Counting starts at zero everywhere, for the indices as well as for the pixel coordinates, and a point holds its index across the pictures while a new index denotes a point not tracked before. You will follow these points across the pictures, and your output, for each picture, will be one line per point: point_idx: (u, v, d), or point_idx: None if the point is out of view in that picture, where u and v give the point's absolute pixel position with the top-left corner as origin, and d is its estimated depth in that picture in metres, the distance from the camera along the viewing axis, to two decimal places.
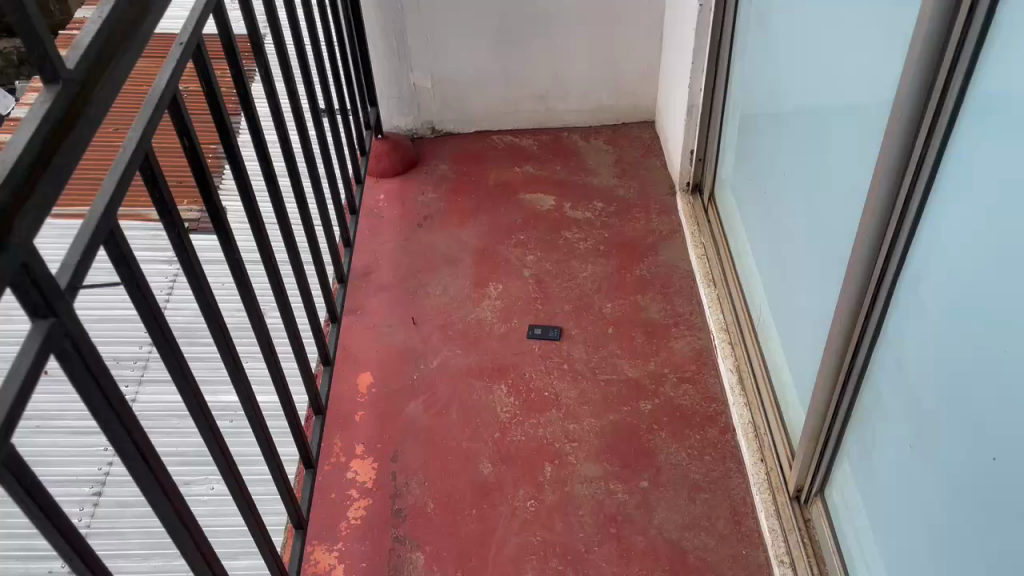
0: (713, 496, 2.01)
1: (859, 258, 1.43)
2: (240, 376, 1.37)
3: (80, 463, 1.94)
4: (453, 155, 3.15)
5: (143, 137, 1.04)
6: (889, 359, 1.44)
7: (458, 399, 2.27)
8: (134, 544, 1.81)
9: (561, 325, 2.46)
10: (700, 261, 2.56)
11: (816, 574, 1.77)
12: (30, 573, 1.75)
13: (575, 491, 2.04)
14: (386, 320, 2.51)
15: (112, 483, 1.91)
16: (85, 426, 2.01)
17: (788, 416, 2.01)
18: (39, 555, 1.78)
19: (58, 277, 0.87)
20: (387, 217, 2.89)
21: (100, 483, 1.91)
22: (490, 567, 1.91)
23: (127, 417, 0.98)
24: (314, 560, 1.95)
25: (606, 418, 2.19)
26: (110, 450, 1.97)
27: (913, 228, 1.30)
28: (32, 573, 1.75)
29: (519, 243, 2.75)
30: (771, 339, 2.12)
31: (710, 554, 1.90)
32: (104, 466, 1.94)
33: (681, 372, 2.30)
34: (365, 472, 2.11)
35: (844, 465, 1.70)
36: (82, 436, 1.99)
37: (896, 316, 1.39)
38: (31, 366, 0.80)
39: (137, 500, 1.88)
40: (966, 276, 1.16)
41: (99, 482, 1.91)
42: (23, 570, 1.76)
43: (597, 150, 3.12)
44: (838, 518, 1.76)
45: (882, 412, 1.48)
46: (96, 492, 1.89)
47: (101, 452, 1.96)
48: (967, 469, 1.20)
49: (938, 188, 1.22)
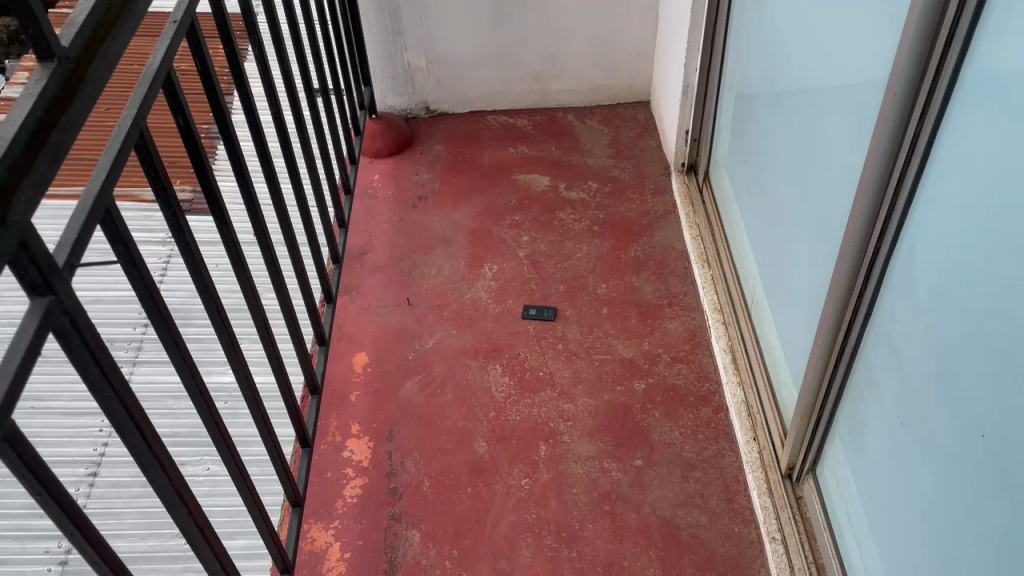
0: (706, 474, 2.03)
1: (853, 238, 1.44)
2: (238, 356, 1.37)
3: (75, 444, 1.94)
4: (447, 135, 3.14)
5: (138, 116, 1.03)
6: (880, 338, 1.46)
7: (453, 379, 2.28)
8: (129, 525, 1.82)
9: (556, 305, 2.47)
10: (694, 241, 2.57)
11: (807, 550, 1.80)
12: (27, 552, 1.76)
13: (569, 470, 2.06)
14: (381, 300, 2.51)
15: (108, 464, 1.91)
16: (80, 407, 2.01)
17: (781, 395, 2.03)
18: (36, 535, 1.79)
19: (56, 255, 0.87)
20: (382, 197, 2.88)
21: (96, 463, 1.91)
22: (485, 544, 1.93)
23: (126, 394, 0.99)
24: (311, 538, 1.97)
25: (600, 398, 2.21)
26: (105, 431, 1.97)
27: (906, 207, 1.31)
28: (29, 553, 1.76)
29: (514, 224, 2.75)
30: (765, 319, 2.14)
31: (702, 531, 1.92)
32: (100, 447, 1.94)
33: (675, 352, 2.31)
34: (361, 451, 2.13)
35: (836, 443, 1.72)
36: (76, 417, 1.99)
37: (889, 295, 1.40)
38: (31, 342, 0.80)
39: (133, 480, 1.89)
40: (958, 255, 1.17)
41: (95, 462, 1.91)
42: (20, 550, 1.76)
43: (592, 130, 3.11)
44: (829, 495, 1.78)
45: (873, 390, 1.50)
46: (92, 472, 1.90)
47: (96, 433, 1.97)
48: (956, 445, 1.22)
49: (931, 168, 1.23)
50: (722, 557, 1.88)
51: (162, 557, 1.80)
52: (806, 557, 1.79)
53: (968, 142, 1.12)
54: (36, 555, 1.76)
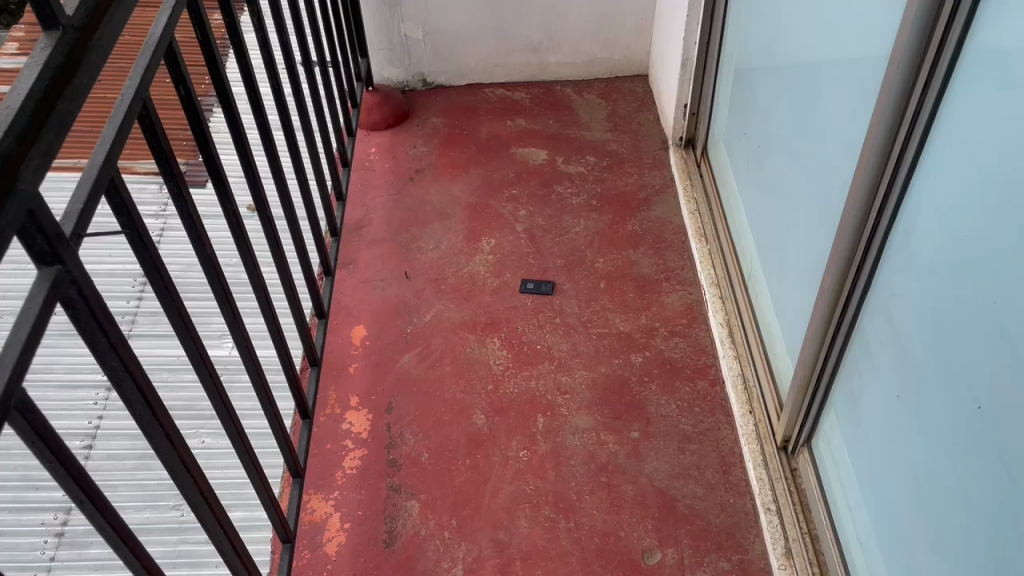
0: (702, 446, 2.05)
1: (853, 210, 1.45)
2: (240, 327, 1.38)
3: (70, 417, 1.95)
4: (444, 108, 3.12)
5: (140, 87, 1.02)
6: (878, 311, 1.47)
7: (451, 353, 2.29)
8: (125, 496, 1.84)
9: (554, 280, 2.47)
10: (692, 215, 2.57)
11: (801, 520, 1.82)
12: (23, 524, 1.77)
13: (567, 442, 2.08)
14: (379, 274, 2.52)
15: (103, 437, 1.92)
16: (75, 380, 2.01)
17: (777, 367, 2.05)
18: (33, 507, 1.80)
19: (62, 225, 0.86)
20: (379, 170, 2.87)
21: (91, 436, 1.92)
22: (483, 514, 1.95)
23: (132, 363, 0.99)
24: (312, 508, 1.99)
25: (597, 371, 2.23)
26: (99, 403, 1.98)
27: (907, 180, 1.31)
28: (25, 525, 1.77)
29: (512, 198, 2.75)
30: (761, 293, 2.15)
31: (698, 502, 1.95)
32: (94, 419, 1.95)
33: (672, 326, 2.32)
34: (360, 423, 2.14)
35: (831, 416, 1.74)
36: (71, 390, 2.00)
37: (887, 269, 1.41)
38: (40, 311, 0.81)
39: (129, 453, 1.90)
40: (958, 229, 1.17)
41: (90, 435, 1.92)
42: (16, 522, 1.77)
43: (590, 103, 3.10)
44: (823, 466, 1.80)
45: (869, 363, 1.52)
46: (87, 444, 1.91)
47: (91, 406, 1.97)
48: (952, 416, 1.23)
49: (932, 143, 1.23)
50: (718, 528, 1.90)
51: (158, 528, 1.81)
52: (800, 527, 1.81)
53: (969, 118, 1.12)
54: (32, 526, 1.77)
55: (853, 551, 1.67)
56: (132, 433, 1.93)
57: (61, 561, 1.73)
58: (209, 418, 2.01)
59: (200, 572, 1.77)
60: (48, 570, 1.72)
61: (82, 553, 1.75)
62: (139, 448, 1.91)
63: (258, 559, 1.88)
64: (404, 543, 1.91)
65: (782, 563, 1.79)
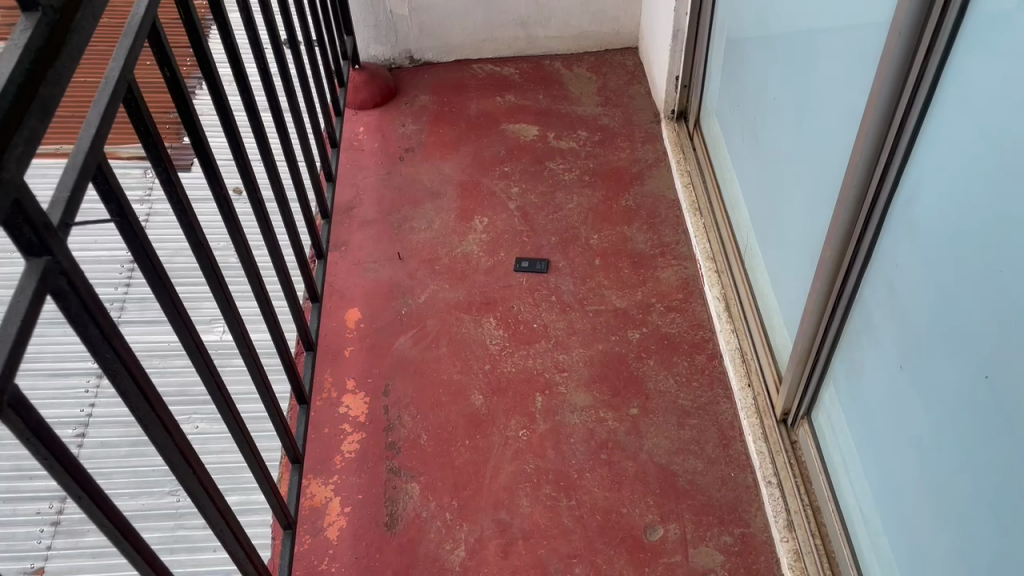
0: (701, 421, 2.05)
1: (853, 181, 1.43)
2: (235, 315, 1.35)
3: (61, 406, 1.92)
4: (432, 85, 3.08)
5: (124, 68, 0.99)
6: (880, 282, 1.46)
7: (448, 333, 2.27)
8: (120, 484, 1.82)
9: (548, 257, 2.45)
10: (685, 189, 2.55)
11: (802, 494, 1.82)
12: (18, 515, 1.75)
13: (566, 420, 2.06)
14: (371, 256, 2.49)
15: (96, 424, 1.90)
16: (63, 369, 1.97)
17: (775, 340, 2.04)
18: (27, 496, 1.77)
19: (49, 213, 0.84)
20: (367, 150, 2.83)
21: (83, 424, 1.90)
22: (484, 494, 1.95)
23: (125, 351, 0.96)
24: (311, 493, 1.97)
25: (594, 348, 2.21)
26: (91, 390, 1.95)
27: (909, 150, 1.29)
28: (20, 515, 1.75)
29: (504, 175, 2.72)
30: (758, 266, 2.14)
31: (698, 476, 1.95)
32: (86, 408, 1.92)
33: (669, 302, 2.31)
34: (357, 407, 2.12)
35: (832, 388, 1.74)
36: (62, 378, 1.96)
37: (888, 238, 1.40)
38: (29, 306, 0.78)
39: (121, 440, 1.88)
40: (962, 198, 1.15)
41: (82, 423, 1.90)
42: (11, 512, 1.75)
43: (580, 77, 3.06)
44: (824, 439, 1.80)
45: (872, 333, 1.51)
46: (79, 433, 1.88)
47: (82, 394, 1.94)
48: (957, 387, 1.22)
49: (935, 111, 1.21)
50: (719, 502, 1.90)
51: (155, 515, 1.82)
52: (802, 499, 1.81)
53: (972, 87, 1.10)
54: (27, 516, 1.75)
55: (855, 522, 1.67)
56: (124, 421, 1.91)
57: (57, 550, 1.72)
58: (202, 404, 1.99)
59: (197, 557, 1.79)
60: (46, 559, 1.71)
61: (79, 542, 1.74)
62: (132, 435, 1.89)
63: (259, 543, 1.89)
64: (404, 527, 1.90)
65: (784, 535, 1.79)
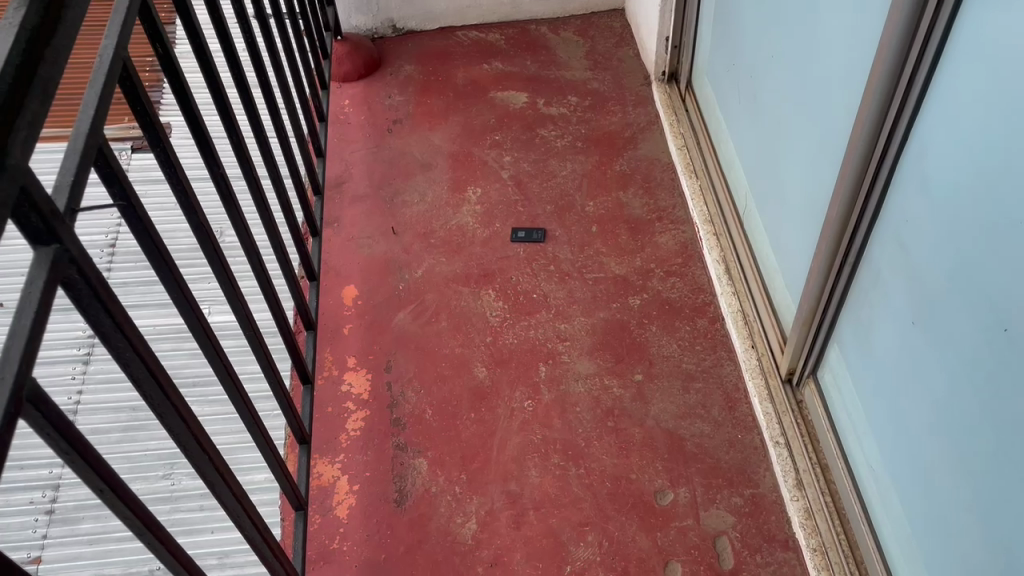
0: (706, 384, 2.05)
1: (860, 140, 1.42)
2: (240, 298, 1.32)
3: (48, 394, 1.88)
4: (416, 54, 3.02)
5: (118, 47, 0.96)
6: (889, 239, 1.45)
7: (447, 306, 2.25)
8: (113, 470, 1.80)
9: (545, 226, 2.42)
10: (680, 151, 2.52)
11: (811, 454, 1.83)
12: (12, 505, 1.72)
13: (571, 389, 2.06)
14: (364, 231, 2.45)
15: (85, 411, 1.86)
16: (48, 356, 1.94)
17: (777, 301, 2.04)
18: (19, 486, 1.74)
19: (54, 200, 0.81)
20: (355, 123, 2.78)
21: (72, 411, 1.86)
22: (492, 466, 1.93)
23: (139, 341, 0.94)
24: (318, 472, 1.96)
25: (596, 316, 2.20)
26: (78, 377, 1.91)
27: (918, 105, 1.28)
28: (14, 505, 1.72)
29: (495, 143, 2.68)
30: (757, 227, 2.13)
31: (706, 440, 1.95)
32: (74, 395, 1.89)
33: (668, 267, 2.30)
34: (360, 384, 2.10)
35: (838, 347, 1.74)
36: (48, 365, 1.92)
37: (898, 195, 1.39)
38: (43, 296, 0.76)
39: (112, 425, 1.85)
40: (977, 151, 1.14)
41: (71, 410, 1.86)
42: (4, 503, 1.73)
43: (567, 42, 3.01)
44: (831, 397, 1.81)
45: (881, 290, 1.50)
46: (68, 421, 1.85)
47: (69, 381, 1.91)
48: (974, 341, 1.22)
49: (946, 65, 1.19)
50: (727, 464, 1.90)
51: (150, 498, 1.79)
52: (810, 458, 1.82)
53: (984, 37, 1.08)
54: (21, 505, 1.73)
55: (866, 478, 1.68)
56: (114, 405, 1.88)
57: (53, 538, 1.70)
58: (192, 386, 1.96)
59: (196, 539, 1.76)
60: (42, 548, 1.69)
61: (75, 529, 1.71)
62: (122, 420, 1.86)
63: (269, 520, 1.83)
64: (414, 502, 1.89)
65: (794, 494, 1.80)
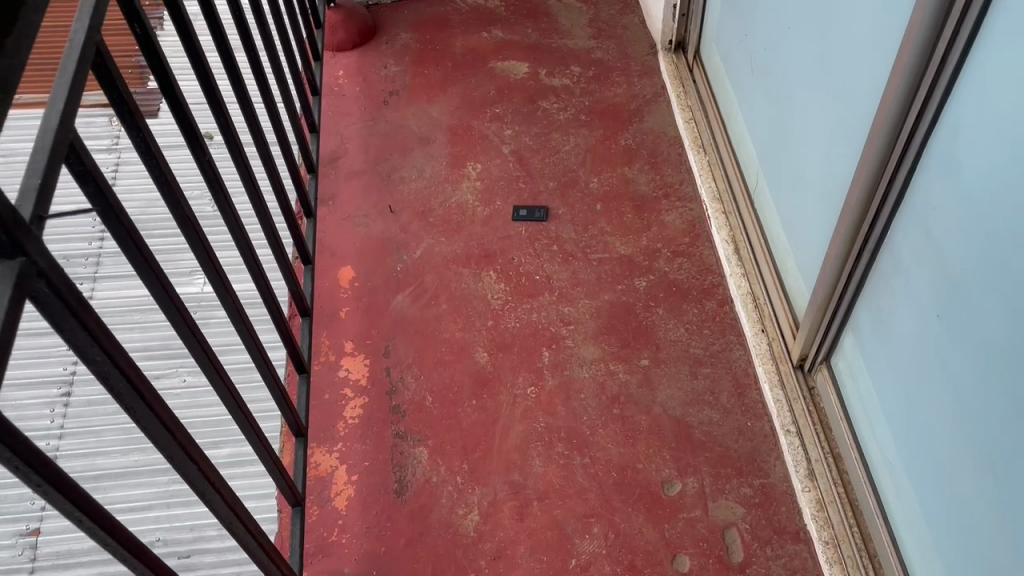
0: (715, 370, 1.98)
1: (884, 122, 1.34)
2: (229, 293, 1.25)
3: (41, 364, 1.80)
4: (413, 21, 2.91)
5: (91, 29, 0.89)
6: (914, 227, 1.37)
7: (447, 288, 2.18)
8: (111, 441, 1.73)
9: (547, 204, 2.34)
10: (687, 125, 2.43)
11: (823, 443, 1.78)
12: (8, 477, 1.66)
13: (575, 375, 1.99)
14: (361, 209, 2.37)
15: (81, 381, 1.78)
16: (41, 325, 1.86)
17: (788, 283, 1.97)
18: None
19: (19, 207, 0.73)
20: (350, 94, 2.68)
21: (68, 383, 1.78)
22: (494, 456, 1.88)
23: (118, 354, 0.87)
24: (315, 462, 1.90)
25: (601, 298, 2.13)
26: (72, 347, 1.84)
27: (947, 90, 1.20)
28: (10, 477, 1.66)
29: (496, 116, 2.58)
30: (768, 206, 2.05)
31: (715, 428, 1.89)
32: (69, 365, 1.81)
33: (674, 246, 2.22)
34: (358, 370, 2.04)
35: (853, 335, 1.68)
36: (40, 335, 1.85)
37: (924, 182, 1.32)
38: (10, 318, 0.69)
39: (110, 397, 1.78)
40: (1011, 141, 1.07)
41: (67, 382, 1.78)
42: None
43: (570, 9, 2.89)
44: (845, 386, 1.75)
45: (903, 280, 1.44)
46: (65, 393, 1.76)
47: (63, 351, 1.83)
48: (1003, 340, 1.16)
49: (980, 47, 1.11)
50: (737, 453, 1.85)
51: (149, 471, 1.72)
52: (822, 447, 1.77)
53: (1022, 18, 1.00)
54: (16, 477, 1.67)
55: (880, 470, 1.63)
56: None
57: (52, 510, 1.64)
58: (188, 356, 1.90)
59: (196, 510, 1.72)
60: (40, 520, 1.63)
61: None
62: None
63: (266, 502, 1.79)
64: (414, 492, 1.84)
65: (805, 485, 1.75)
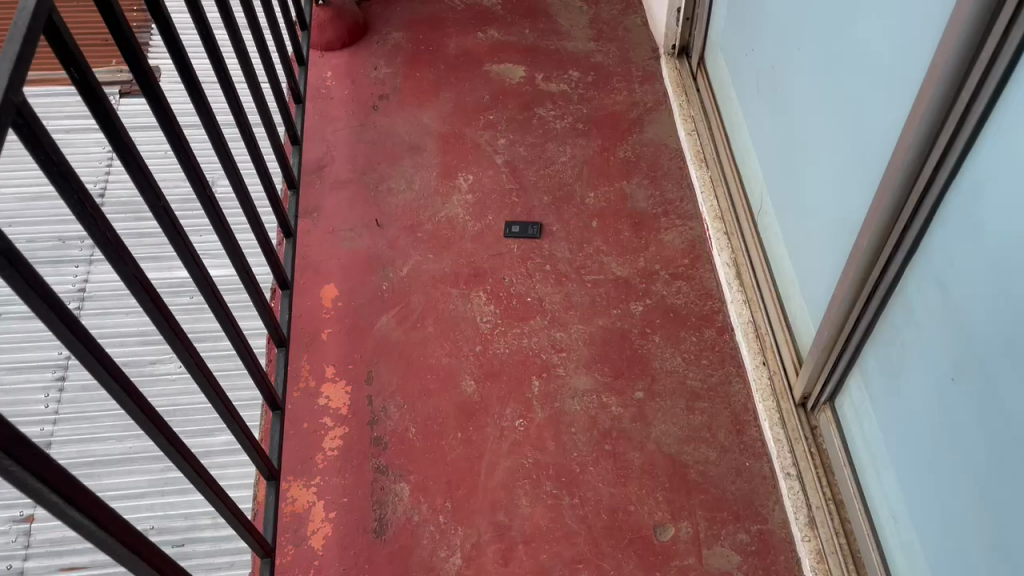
0: (712, 405, 1.89)
1: (899, 165, 1.22)
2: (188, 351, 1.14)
3: (36, 348, 1.80)
4: (405, 20, 2.78)
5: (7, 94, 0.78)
6: (929, 278, 1.26)
7: (435, 310, 2.08)
8: (106, 427, 1.71)
9: (541, 220, 2.24)
10: (689, 137, 2.31)
11: (825, 487, 1.68)
12: None
13: (566, 407, 1.90)
14: (346, 222, 2.27)
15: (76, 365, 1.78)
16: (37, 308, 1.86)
17: (791, 313, 1.86)
18: None
19: None
20: (338, 98, 2.56)
21: (62, 367, 1.78)
22: (479, 494, 1.79)
23: (43, 463, 0.76)
24: (291, 497, 1.81)
25: (594, 324, 2.03)
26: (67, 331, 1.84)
27: (970, 140, 1.08)
28: None
29: (489, 123, 2.46)
30: (772, 228, 1.93)
31: (711, 468, 1.80)
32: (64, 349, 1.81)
33: (673, 268, 2.12)
34: (338, 398, 1.94)
35: (861, 378, 1.57)
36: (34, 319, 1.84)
37: (942, 234, 1.21)
38: None
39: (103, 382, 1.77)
40: None
41: (62, 365, 1.78)
42: None
43: (569, 8, 2.77)
44: (849, 429, 1.65)
45: (916, 332, 1.33)
46: (59, 376, 1.77)
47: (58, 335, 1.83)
48: None
49: (1009, 100, 0.99)
50: (733, 496, 1.76)
51: (143, 457, 1.70)
52: (823, 492, 1.67)
53: None
54: None
55: (885, 524, 1.53)
56: None
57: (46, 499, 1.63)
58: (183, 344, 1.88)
59: (191, 499, 1.68)
60: (34, 507, 1.62)
61: None
62: None
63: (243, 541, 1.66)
64: (394, 532, 1.75)
65: (804, 534, 1.65)
